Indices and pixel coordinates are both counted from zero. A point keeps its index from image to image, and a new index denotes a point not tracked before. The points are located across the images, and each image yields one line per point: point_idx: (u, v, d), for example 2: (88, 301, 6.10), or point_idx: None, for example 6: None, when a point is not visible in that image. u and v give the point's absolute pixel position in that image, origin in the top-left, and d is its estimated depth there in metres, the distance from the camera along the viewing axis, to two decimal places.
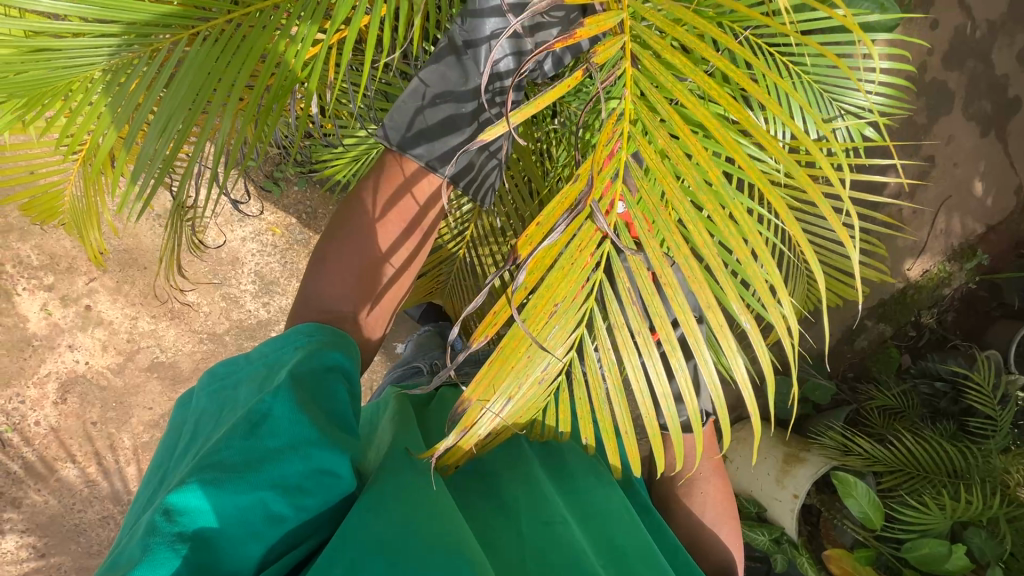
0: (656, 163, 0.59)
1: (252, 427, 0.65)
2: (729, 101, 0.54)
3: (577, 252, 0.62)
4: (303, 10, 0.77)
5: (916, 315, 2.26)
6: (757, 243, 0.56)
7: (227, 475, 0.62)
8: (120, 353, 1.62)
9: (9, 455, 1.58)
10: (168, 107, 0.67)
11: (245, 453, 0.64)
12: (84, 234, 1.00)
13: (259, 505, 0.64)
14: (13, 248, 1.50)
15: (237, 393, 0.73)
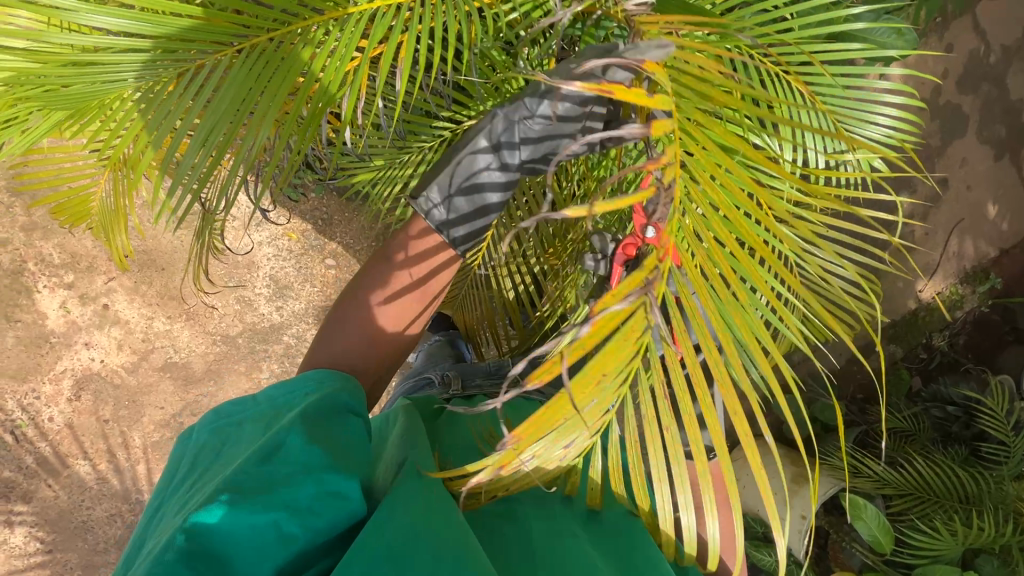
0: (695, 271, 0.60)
1: (268, 454, 0.66)
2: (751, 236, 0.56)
3: (632, 329, 0.55)
4: (344, 29, 0.80)
5: (928, 337, 2.25)
6: (778, 363, 0.56)
7: (241, 495, 0.61)
8: (134, 353, 1.64)
9: (22, 450, 1.60)
10: (211, 121, 0.71)
11: (259, 476, 0.64)
12: (110, 236, 1.02)
13: (269, 529, 0.61)
14: (35, 247, 1.53)
15: (245, 430, 0.73)
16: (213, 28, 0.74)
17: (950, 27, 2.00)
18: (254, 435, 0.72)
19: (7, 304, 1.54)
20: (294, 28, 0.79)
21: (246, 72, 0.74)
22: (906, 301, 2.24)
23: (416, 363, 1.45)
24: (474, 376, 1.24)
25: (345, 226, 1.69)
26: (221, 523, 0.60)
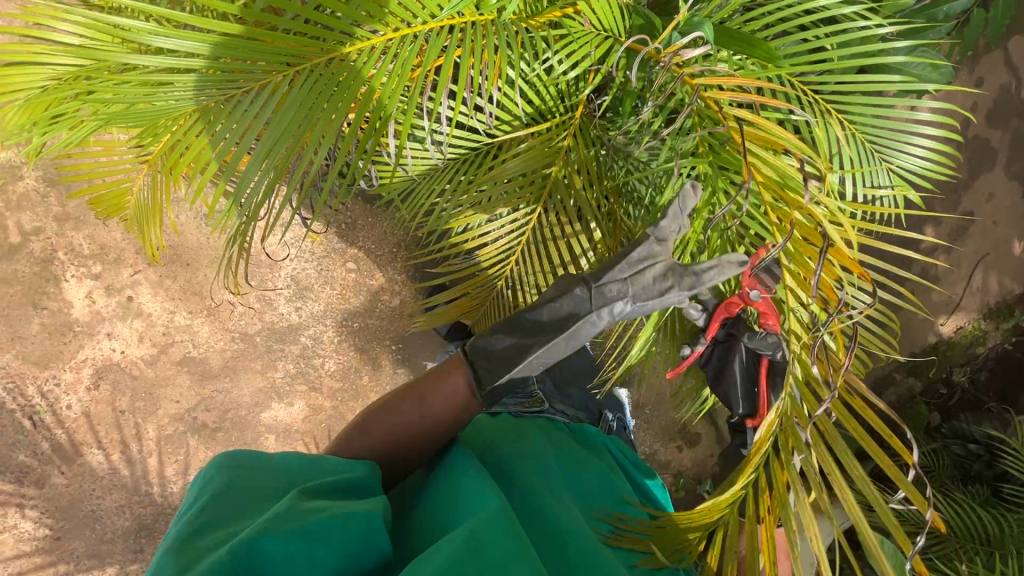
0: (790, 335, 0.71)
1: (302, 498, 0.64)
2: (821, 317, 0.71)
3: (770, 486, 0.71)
4: (399, 45, 0.81)
5: (947, 372, 2.21)
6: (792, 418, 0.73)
7: (285, 530, 0.59)
8: (154, 345, 1.66)
9: (39, 435, 1.62)
10: (269, 142, 0.75)
11: (298, 512, 0.61)
12: (144, 231, 1.04)
13: (304, 560, 0.59)
14: (67, 237, 1.57)
15: (259, 480, 0.69)
16: (270, 51, 0.73)
17: (981, 61, 1.98)
18: (273, 488, 0.69)
19: (35, 291, 1.57)
20: (354, 48, 0.79)
21: (310, 93, 0.77)
22: (927, 334, 2.21)
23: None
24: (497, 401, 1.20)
25: (368, 231, 1.71)
26: (258, 559, 0.57)
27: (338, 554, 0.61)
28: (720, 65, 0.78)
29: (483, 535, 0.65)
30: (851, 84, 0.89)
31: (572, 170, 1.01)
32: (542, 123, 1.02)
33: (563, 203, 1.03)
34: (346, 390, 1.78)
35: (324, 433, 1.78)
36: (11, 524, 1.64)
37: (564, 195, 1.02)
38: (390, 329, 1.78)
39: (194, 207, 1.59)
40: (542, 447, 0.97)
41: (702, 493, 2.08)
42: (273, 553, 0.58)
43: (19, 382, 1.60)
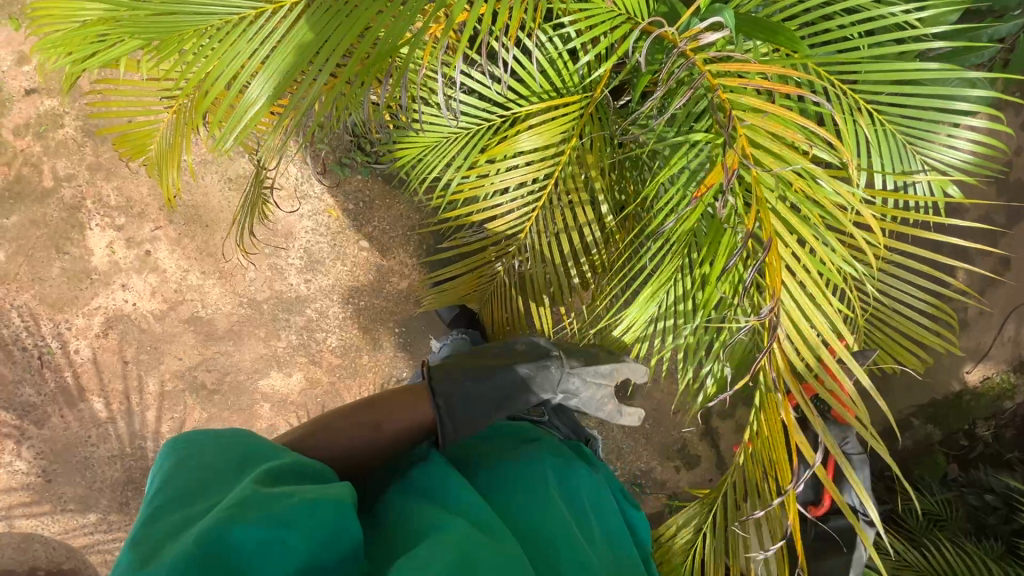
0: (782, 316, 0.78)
1: (264, 483, 0.59)
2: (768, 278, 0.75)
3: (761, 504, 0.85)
4: None
5: (971, 424, 2.10)
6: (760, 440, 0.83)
7: (258, 512, 0.53)
8: (165, 301, 1.69)
9: (46, 376, 1.67)
10: (281, 75, 0.74)
11: (270, 497, 0.56)
12: (161, 173, 1.06)
13: (278, 551, 0.53)
14: (96, 186, 1.62)
15: (213, 459, 0.63)
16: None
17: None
18: (230, 469, 0.63)
19: (60, 235, 1.63)
20: None
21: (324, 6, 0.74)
22: (951, 381, 2.10)
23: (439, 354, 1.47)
24: None
25: (385, 211, 1.72)
26: (225, 543, 0.51)
27: (314, 536, 0.56)
28: (736, 53, 0.76)
29: (472, 551, 0.63)
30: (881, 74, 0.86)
31: (586, 151, 1.02)
32: (554, 98, 1.00)
33: (573, 175, 1.02)
34: (344, 368, 1.78)
35: (318, 408, 1.78)
36: (7, 460, 1.68)
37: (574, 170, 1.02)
38: (395, 311, 1.78)
39: (220, 170, 1.64)
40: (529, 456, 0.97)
41: None
42: (243, 544, 0.52)
43: (35, 322, 1.65)
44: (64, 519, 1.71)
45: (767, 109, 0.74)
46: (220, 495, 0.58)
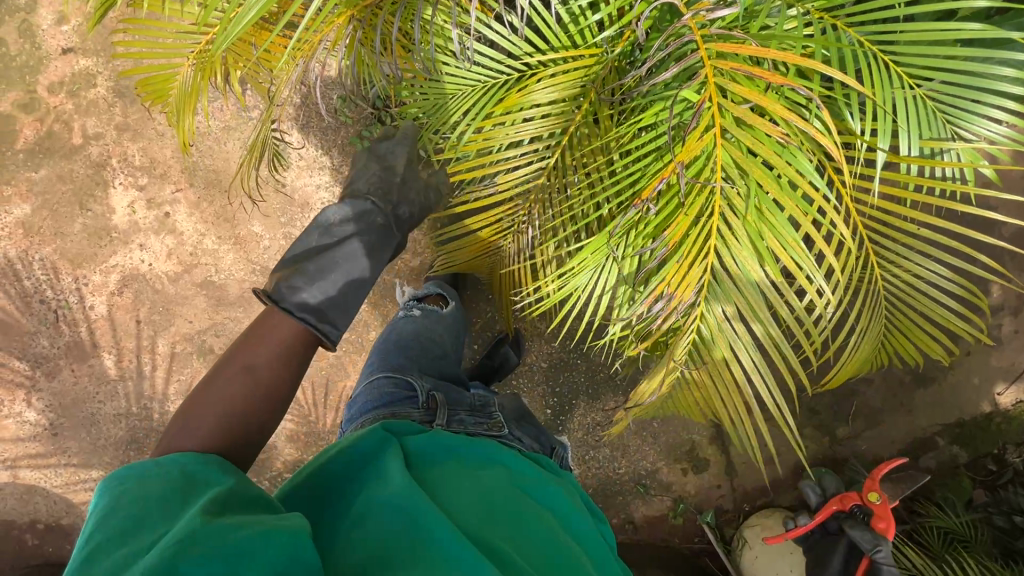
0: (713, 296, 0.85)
1: (215, 513, 0.54)
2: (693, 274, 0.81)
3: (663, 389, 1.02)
4: None
5: (1001, 448, 1.99)
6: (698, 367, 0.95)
7: (206, 550, 0.48)
8: (180, 264, 1.70)
9: (62, 330, 1.70)
10: None
11: (218, 530, 0.51)
12: (178, 116, 1.07)
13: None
14: (122, 146, 1.65)
15: (152, 489, 0.57)
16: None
17: None
18: (167, 497, 0.56)
19: (85, 192, 1.66)
20: None
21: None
22: (981, 401, 2.00)
23: (405, 331, 1.39)
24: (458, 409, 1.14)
25: None
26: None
27: (272, 566, 0.51)
28: (737, 33, 0.73)
29: None
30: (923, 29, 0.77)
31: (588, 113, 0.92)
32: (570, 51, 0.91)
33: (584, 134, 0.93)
34: (351, 342, 1.77)
35: (322, 380, 1.78)
36: (17, 411, 1.71)
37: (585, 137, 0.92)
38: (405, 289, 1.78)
39: (242, 136, 1.65)
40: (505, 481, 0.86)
41: (701, 526, 1.93)
42: None
43: (55, 275, 1.68)
44: (67, 474, 1.73)
45: (751, 98, 0.72)
46: (164, 528, 0.52)
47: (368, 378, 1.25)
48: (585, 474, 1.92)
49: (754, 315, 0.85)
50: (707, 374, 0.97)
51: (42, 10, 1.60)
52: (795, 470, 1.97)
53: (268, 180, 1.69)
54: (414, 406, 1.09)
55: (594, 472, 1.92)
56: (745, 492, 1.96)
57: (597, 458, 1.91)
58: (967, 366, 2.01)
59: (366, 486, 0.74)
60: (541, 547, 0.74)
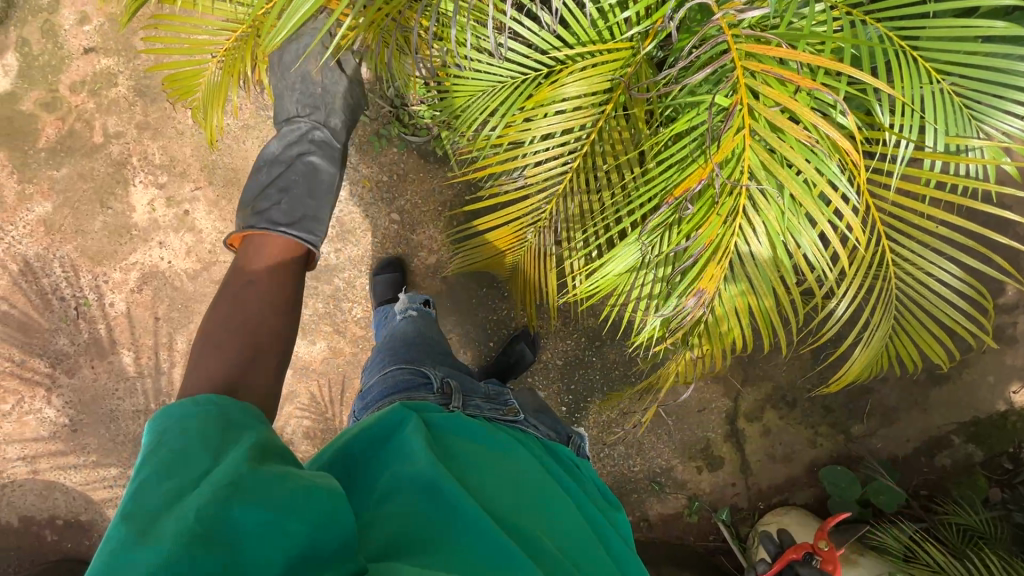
0: (735, 289, 0.86)
1: (260, 459, 0.55)
2: (718, 270, 0.81)
3: (684, 369, 1.03)
4: None
5: (1017, 447, 1.98)
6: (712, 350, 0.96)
7: (254, 498, 0.49)
8: (199, 262, 1.72)
9: (82, 327, 1.71)
10: None
11: (266, 479, 0.51)
12: (206, 112, 1.07)
13: (279, 539, 0.48)
14: (143, 144, 1.67)
15: (194, 427, 0.57)
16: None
17: None
18: (208, 436, 0.56)
19: (105, 190, 1.67)
20: None
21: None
22: (996, 400, 1.99)
23: (409, 333, 1.40)
24: (473, 395, 1.13)
25: (418, 185, 1.72)
26: (222, 526, 0.47)
27: (316, 520, 0.51)
28: (771, 35, 0.74)
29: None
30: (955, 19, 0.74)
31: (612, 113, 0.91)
32: (599, 48, 0.91)
33: (609, 134, 0.92)
34: (368, 339, 1.78)
35: (339, 377, 1.79)
36: (37, 407, 1.72)
37: (613, 135, 0.93)
38: (421, 287, 1.80)
39: (260, 134, 1.66)
40: (534, 468, 0.86)
41: (716, 524, 1.93)
42: (248, 524, 0.48)
43: (75, 273, 1.69)
44: (87, 470, 1.74)
45: (781, 101, 0.72)
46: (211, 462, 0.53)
47: (379, 371, 1.26)
48: (599, 471, 1.92)
49: (768, 308, 0.87)
50: (720, 355, 0.99)
51: (64, 10, 1.61)
52: (810, 468, 1.97)
53: None
54: (429, 391, 1.08)
55: (609, 470, 1.92)
56: (759, 490, 1.96)
57: (612, 456, 1.92)
58: (982, 365, 2.00)
59: (394, 464, 0.74)
60: (570, 537, 0.76)
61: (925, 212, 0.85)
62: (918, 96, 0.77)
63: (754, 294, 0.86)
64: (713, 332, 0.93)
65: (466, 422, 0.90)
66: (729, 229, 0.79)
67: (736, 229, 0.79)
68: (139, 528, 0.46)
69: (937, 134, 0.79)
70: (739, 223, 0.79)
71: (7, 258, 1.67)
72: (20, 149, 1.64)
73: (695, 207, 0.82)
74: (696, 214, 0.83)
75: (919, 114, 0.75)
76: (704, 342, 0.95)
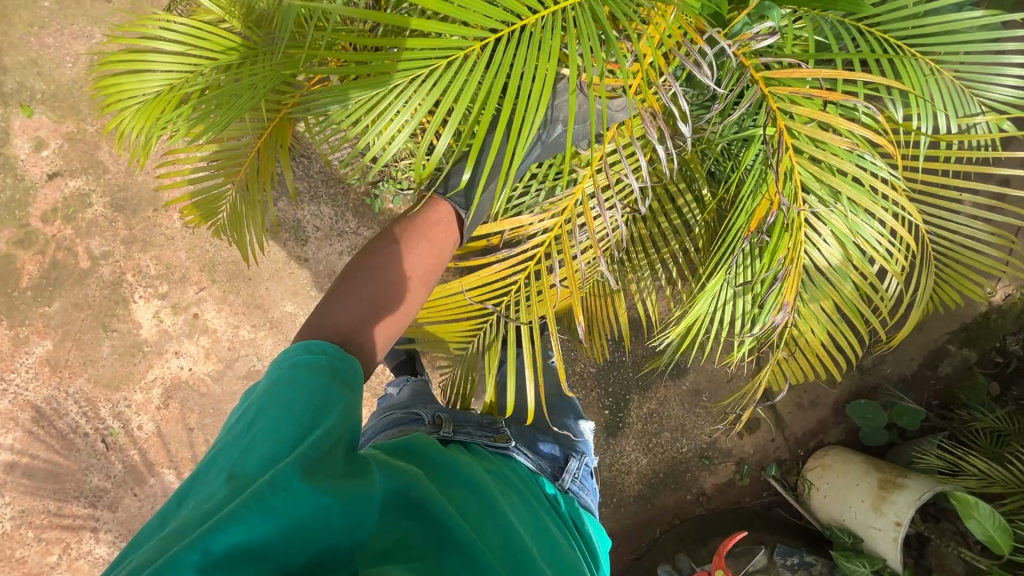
0: (809, 289, 0.91)
1: (337, 436, 0.66)
2: (790, 280, 0.85)
3: (788, 371, 1.03)
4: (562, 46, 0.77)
5: (1002, 340, 2.20)
6: (799, 350, 0.98)
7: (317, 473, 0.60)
8: (220, 361, 1.68)
9: (114, 457, 1.65)
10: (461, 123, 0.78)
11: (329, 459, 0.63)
12: (241, 231, 1.15)
13: (321, 523, 0.59)
14: (134, 259, 1.61)
15: (297, 379, 0.70)
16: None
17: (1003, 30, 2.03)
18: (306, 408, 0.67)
19: (105, 314, 1.61)
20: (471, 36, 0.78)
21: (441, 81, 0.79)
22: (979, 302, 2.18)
23: (398, 397, 1.35)
24: (466, 423, 1.20)
25: None
26: (291, 493, 0.58)
27: (348, 519, 0.61)
28: (786, 58, 0.80)
29: None
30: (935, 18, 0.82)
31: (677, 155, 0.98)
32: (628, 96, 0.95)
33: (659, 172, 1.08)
34: None
35: None
36: (86, 550, 1.64)
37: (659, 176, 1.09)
38: None
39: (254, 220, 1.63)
40: (520, 503, 0.97)
41: (767, 480, 2.05)
42: (308, 498, 0.58)
43: (92, 406, 1.63)
44: None
45: (815, 117, 0.79)
46: (302, 425, 0.65)
47: (378, 414, 1.27)
48: (652, 461, 1.99)
49: (854, 302, 0.92)
50: (810, 356, 1.00)
51: (16, 141, 1.53)
52: (836, 407, 2.11)
53: (289, 258, 1.67)
54: (420, 423, 1.13)
55: (661, 457, 1.99)
56: (797, 438, 2.10)
57: (660, 444, 1.99)
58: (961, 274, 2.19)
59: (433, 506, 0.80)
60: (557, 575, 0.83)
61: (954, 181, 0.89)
62: (928, 86, 0.83)
63: (834, 292, 0.91)
64: (805, 334, 0.95)
65: (496, 495, 0.92)
66: (796, 239, 0.84)
67: (799, 239, 0.83)
68: (228, 487, 0.58)
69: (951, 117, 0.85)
70: (799, 230, 0.83)
71: (17, 408, 1.60)
72: (4, 293, 1.57)
73: (772, 236, 0.85)
74: (774, 239, 0.85)
75: (930, 106, 0.83)
76: (789, 344, 0.96)
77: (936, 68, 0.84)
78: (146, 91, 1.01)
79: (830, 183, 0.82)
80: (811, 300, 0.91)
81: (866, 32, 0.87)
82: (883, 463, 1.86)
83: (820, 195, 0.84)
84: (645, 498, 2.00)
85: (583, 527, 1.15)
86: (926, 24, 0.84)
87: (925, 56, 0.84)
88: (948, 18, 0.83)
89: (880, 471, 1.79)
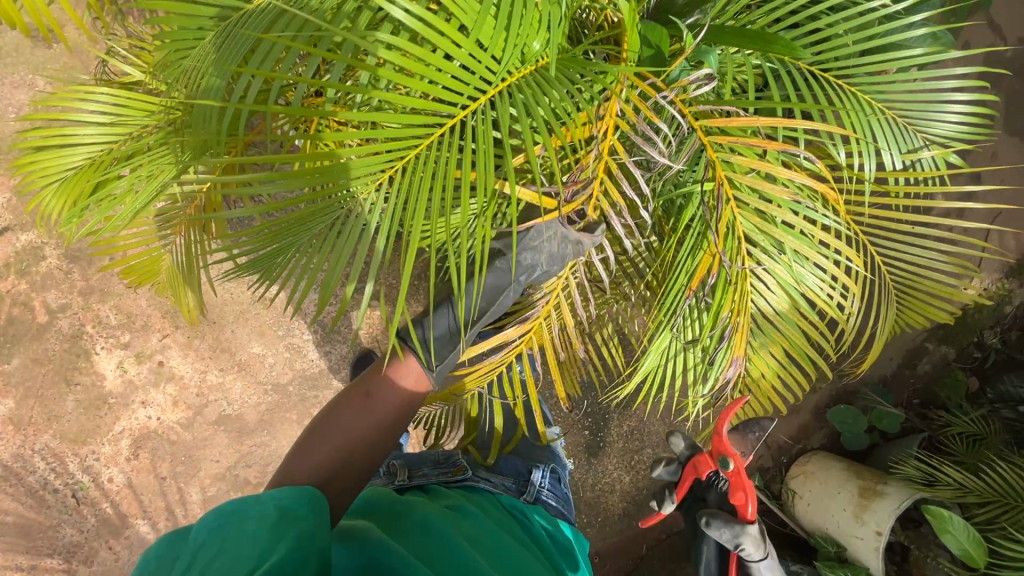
0: (760, 336, 0.91)
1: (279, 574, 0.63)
2: (738, 333, 0.86)
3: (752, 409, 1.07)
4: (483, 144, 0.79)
5: (979, 335, 2.22)
6: (756, 393, 0.98)
7: None
8: (189, 408, 1.65)
9: (85, 512, 1.62)
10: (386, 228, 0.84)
11: None
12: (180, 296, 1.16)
13: None
14: (93, 309, 1.57)
15: (238, 529, 0.69)
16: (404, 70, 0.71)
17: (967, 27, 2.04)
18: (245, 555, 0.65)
19: (66, 368, 1.57)
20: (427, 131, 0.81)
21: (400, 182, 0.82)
22: None
23: None
24: (425, 464, 1.24)
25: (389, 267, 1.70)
26: None
27: None
28: (722, 108, 0.81)
29: None
30: (875, 54, 0.80)
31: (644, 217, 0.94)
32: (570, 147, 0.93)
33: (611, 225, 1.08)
34: None
35: None
36: None
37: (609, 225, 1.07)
38: None
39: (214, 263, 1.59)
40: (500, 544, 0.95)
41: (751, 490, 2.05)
42: None
43: (60, 461, 1.59)
44: None
45: (754, 167, 0.79)
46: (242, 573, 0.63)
47: None
48: (636, 478, 1.98)
49: (802, 346, 0.92)
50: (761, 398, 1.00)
51: None
52: (817, 412, 2.10)
53: (254, 299, 1.64)
54: (377, 478, 1.15)
55: (644, 474, 1.98)
56: (779, 445, 2.10)
57: (643, 460, 1.98)
58: None
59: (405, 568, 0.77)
60: None
61: (902, 220, 0.86)
62: (868, 128, 0.81)
63: (783, 337, 0.91)
64: (759, 379, 0.97)
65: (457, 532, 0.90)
66: (741, 290, 0.84)
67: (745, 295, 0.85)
68: None
69: (894, 154, 0.82)
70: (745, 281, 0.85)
71: None
72: None
73: (716, 295, 0.85)
74: (718, 295, 0.85)
75: (872, 144, 0.80)
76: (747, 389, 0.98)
77: (877, 108, 0.82)
78: (69, 166, 1.03)
79: (771, 236, 0.83)
80: (759, 347, 0.91)
81: (806, 73, 0.85)
82: (864, 469, 1.85)
83: (765, 246, 0.83)
84: (630, 516, 1.99)
85: (560, 532, 1.16)
86: (862, 62, 0.82)
87: (865, 96, 0.82)
88: (889, 54, 0.80)
89: (861, 478, 1.79)
